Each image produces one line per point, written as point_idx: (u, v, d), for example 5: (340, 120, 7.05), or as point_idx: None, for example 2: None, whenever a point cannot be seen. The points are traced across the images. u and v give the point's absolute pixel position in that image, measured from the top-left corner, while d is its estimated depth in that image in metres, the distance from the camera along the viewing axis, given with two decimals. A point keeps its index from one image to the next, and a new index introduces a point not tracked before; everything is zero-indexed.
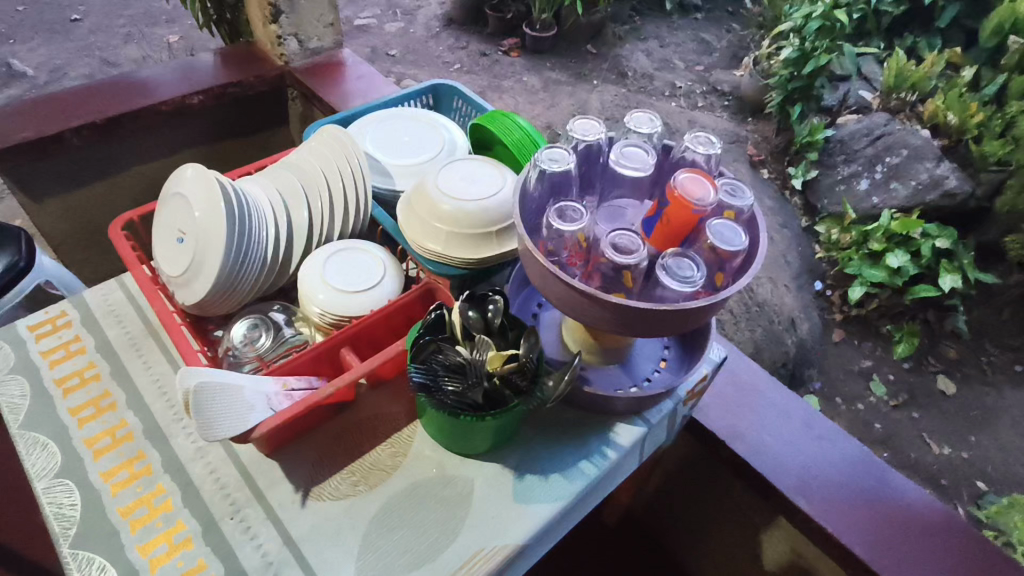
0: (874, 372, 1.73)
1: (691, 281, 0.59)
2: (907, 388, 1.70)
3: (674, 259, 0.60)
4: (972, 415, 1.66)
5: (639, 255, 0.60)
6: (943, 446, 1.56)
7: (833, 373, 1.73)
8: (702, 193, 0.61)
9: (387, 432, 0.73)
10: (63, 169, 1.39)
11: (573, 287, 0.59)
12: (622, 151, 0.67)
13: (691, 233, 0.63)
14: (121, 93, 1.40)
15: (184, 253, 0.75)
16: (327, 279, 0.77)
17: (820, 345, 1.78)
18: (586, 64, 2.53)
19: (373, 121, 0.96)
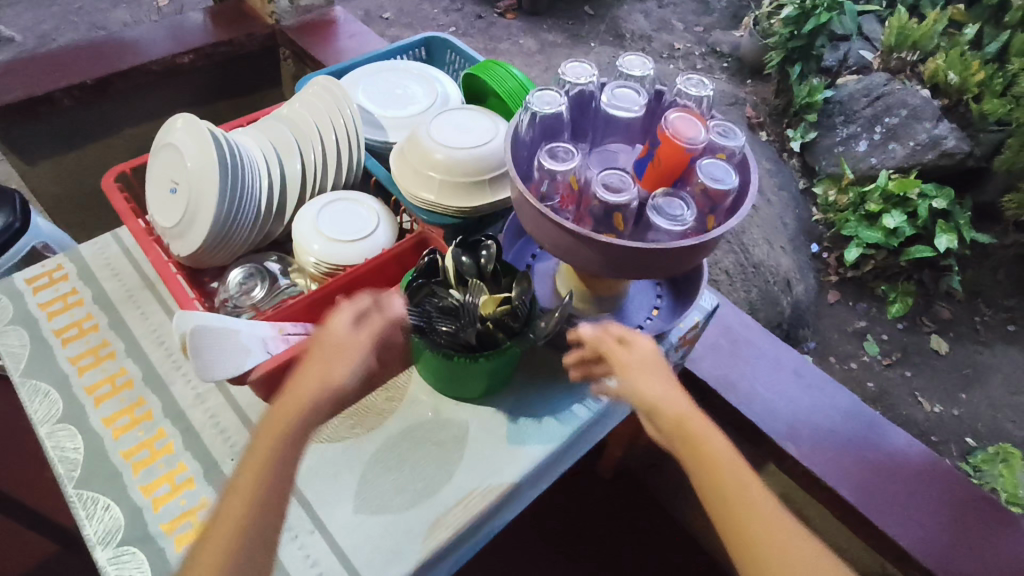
0: (868, 332, 1.75)
1: (681, 220, 0.59)
2: (900, 347, 1.72)
3: (665, 199, 0.60)
4: (963, 372, 1.68)
5: (630, 196, 0.60)
6: (934, 404, 1.59)
7: (828, 333, 1.75)
8: (693, 133, 0.61)
9: (355, 314, 0.61)
10: (54, 130, 1.38)
11: (564, 228, 0.59)
12: (614, 93, 0.67)
13: (683, 173, 0.63)
14: (110, 52, 1.38)
15: (177, 203, 0.75)
16: (321, 229, 0.77)
17: (816, 306, 1.79)
18: (583, 26, 2.49)
19: (365, 74, 0.94)
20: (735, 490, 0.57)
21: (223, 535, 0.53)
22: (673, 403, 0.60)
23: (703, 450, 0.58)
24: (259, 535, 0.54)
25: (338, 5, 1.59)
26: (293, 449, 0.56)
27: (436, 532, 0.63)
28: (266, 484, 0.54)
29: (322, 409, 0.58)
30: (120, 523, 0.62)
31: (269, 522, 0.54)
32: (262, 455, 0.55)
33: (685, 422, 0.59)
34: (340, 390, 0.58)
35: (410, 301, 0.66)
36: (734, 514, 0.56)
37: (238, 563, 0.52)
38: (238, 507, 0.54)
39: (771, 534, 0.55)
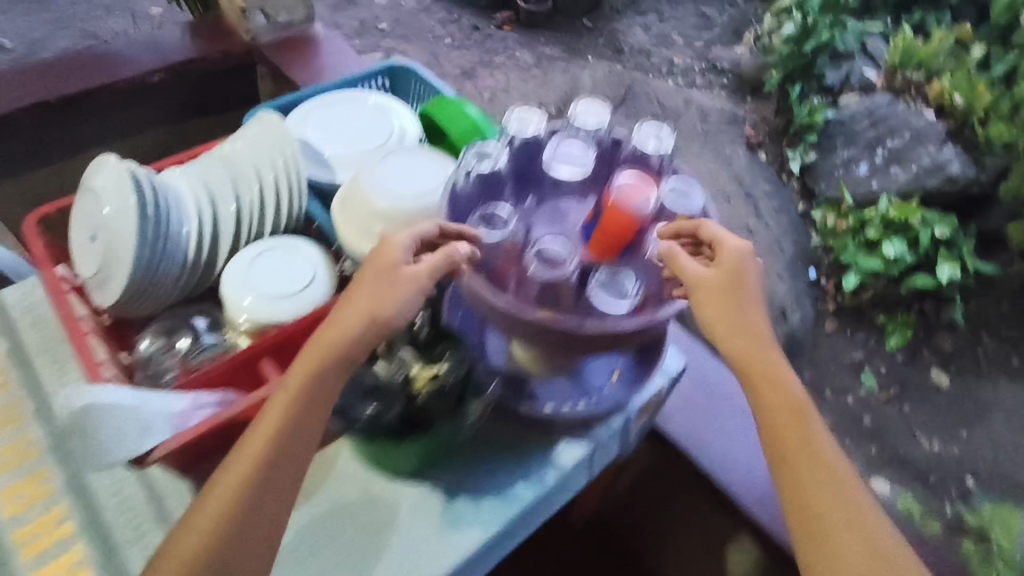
0: (865, 364, 1.67)
1: (627, 296, 0.56)
2: (898, 381, 1.64)
3: (611, 274, 0.57)
4: (964, 408, 1.59)
5: (564, 275, 0.56)
6: (933, 442, 1.53)
7: (825, 366, 1.69)
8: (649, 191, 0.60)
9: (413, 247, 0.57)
10: (17, 152, 1.29)
11: (497, 306, 0.55)
12: (559, 148, 0.62)
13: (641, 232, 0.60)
14: (78, 69, 1.31)
15: (96, 251, 0.69)
16: (253, 281, 0.72)
17: (811, 338, 1.71)
18: (580, 39, 2.42)
19: (319, 104, 0.88)
20: (788, 416, 0.55)
21: (243, 466, 0.53)
22: (749, 330, 0.56)
23: (763, 374, 0.56)
24: (281, 472, 0.53)
25: (319, 20, 1.48)
26: (329, 384, 0.55)
27: None
28: (296, 419, 0.54)
29: (363, 344, 0.56)
30: None
31: (295, 459, 0.54)
32: (295, 387, 0.55)
33: (753, 344, 0.56)
34: (383, 324, 0.56)
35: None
36: (778, 435, 0.55)
37: (258, 499, 0.52)
38: (264, 440, 0.54)
39: (809, 464, 0.54)
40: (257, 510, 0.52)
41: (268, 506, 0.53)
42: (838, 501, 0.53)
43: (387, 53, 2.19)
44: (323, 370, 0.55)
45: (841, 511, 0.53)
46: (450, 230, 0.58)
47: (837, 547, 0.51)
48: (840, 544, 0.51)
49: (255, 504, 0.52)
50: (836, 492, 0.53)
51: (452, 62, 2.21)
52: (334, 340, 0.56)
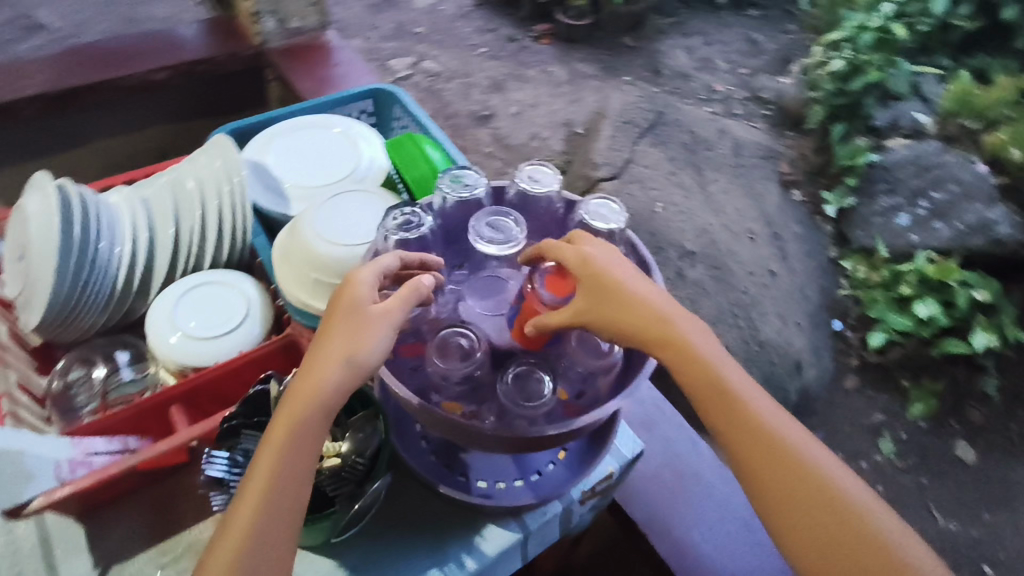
0: (885, 428, 1.48)
1: (540, 401, 0.52)
2: (918, 451, 1.45)
3: (524, 375, 0.54)
4: (988, 489, 1.41)
5: (475, 364, 0.52)
6: (949, 519, 1.36)
7: (839, 424, 1.48)
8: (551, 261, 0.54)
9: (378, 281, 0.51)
10: (17, 140, 1.28)
11: (399, 395, 0.52)
12: (490, 222, 0.57)
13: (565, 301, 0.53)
14: (84, 63, 1.29)
15: (20, 273, 0.67)
16: (179, 319, 0.69)
17: (828, 391, 1.51)
18: (620, 59, 2.10)
19: (288, 128, 0.85)
20: (730, 415, 0.48)
21: (222, 559, 0.44)
22: (670, 325, 0.49)
23: (701, 373, 0.49)
24: (265, 553, 0.44)
25: (333, 30, 1.48)
26: (311, 436, 0.47)
27: None
28: (276, 491, 0.46)
29: (342, 390, 0.48)
30: None
31: (281, 534, 0.45)
32: (270, 452, 0.46)
33: (679, 339, 0.49)
34: (360, 363, 0.48)
35: (222, 446, 0.57)
36: (734, 437, 0.48)
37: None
38: (244, 523, 0.45)
39: (775, 462, 0.47)
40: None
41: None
42: (812, 491, 0.47)
43: (417, 63, 1.90)
44: (300, 426, 0.47)
45: (822, 502, 0.47)
46: (411, 260, 0.55)
47: (823, 548, 0.46)
48: (831, 542, 0.46)
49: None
50: (809, 480, 0.47)
51: (481, 74, 1.92)
52: (311, 393, 0.47)
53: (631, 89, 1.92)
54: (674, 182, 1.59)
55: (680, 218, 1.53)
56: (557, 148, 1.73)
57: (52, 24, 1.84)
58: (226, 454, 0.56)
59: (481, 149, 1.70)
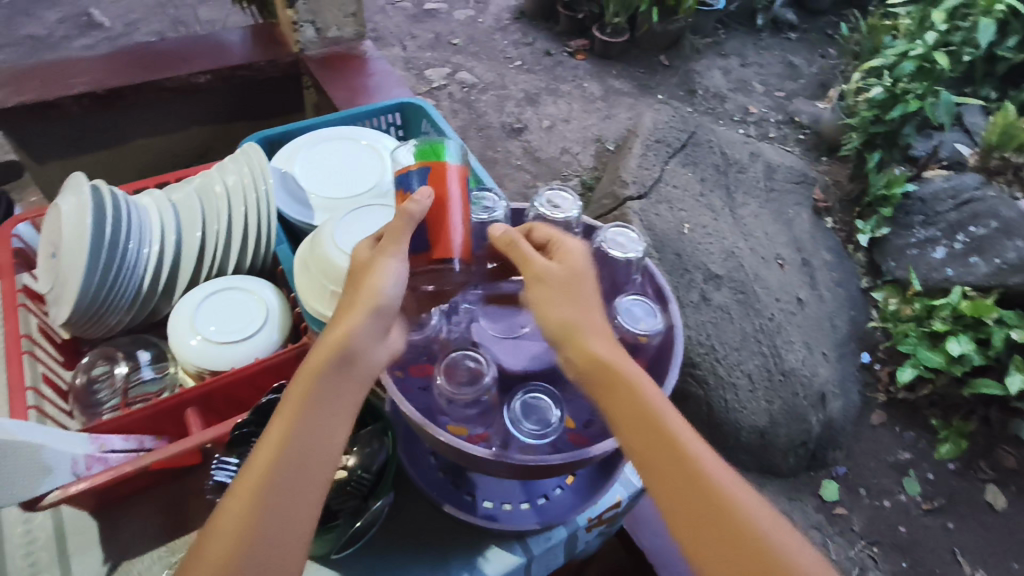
0: (910, 467, 1.44)
1: (548, 432, 0.52)
2: (946, 493, 1.40)
3: (532, 405, 0.54)
4: (1020, 538, 1.35)
5: (483, 389, 0.52)
6: (976, 568, 1.30)
7: (863, 460, 1.44)
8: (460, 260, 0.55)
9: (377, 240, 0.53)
10: (64, 134, 1.33)
11: (404, 413, 0.52)
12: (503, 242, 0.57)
13: (417, 253, 0.54)
14: (129, 63, 1.33)
15: (52, 270, 0.69)
16: (199, 324, 0.70)
17: (853, 425, 1.47)
18: (655, 77, 2.09)
19: (313, 140, 0.87)
20: (619, 395, 0.46)
21: (234, 517, 0.43)
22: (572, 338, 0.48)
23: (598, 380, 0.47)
24: (285, 508, 0.44)
25: (369, 39, 1.50)
26: (335, 383, 0.47)
27: None
28: (300, 434, 0.45)
29: (366, 335, 0.48)
30: None
31: (304, 487, 0.44)
32: (293, 405, 0.46)
33: (583, 348, 0.48)
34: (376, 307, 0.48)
35: (234, 452, 0.58)
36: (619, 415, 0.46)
37: (264, 543, 0.42)
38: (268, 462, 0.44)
39: (663, 457, 0.45)
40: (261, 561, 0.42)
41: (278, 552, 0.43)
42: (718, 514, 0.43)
43: (452, 74, 1.92)
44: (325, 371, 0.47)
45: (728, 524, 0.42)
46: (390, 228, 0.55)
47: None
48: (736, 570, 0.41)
49: (261, 543, 0.42)
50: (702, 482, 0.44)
51: (516, 86, 1.93)
52: (335, 341, 0.47)
53: (664, 106, 1.90)
54: (703, 204, 1.57)
55: (709, 240, 1.51)
56: (586, 164, 1.73)
57: (105, 23, 1.90)
58: (235, 462, 0.57)
59: (511, 162, 1.70)
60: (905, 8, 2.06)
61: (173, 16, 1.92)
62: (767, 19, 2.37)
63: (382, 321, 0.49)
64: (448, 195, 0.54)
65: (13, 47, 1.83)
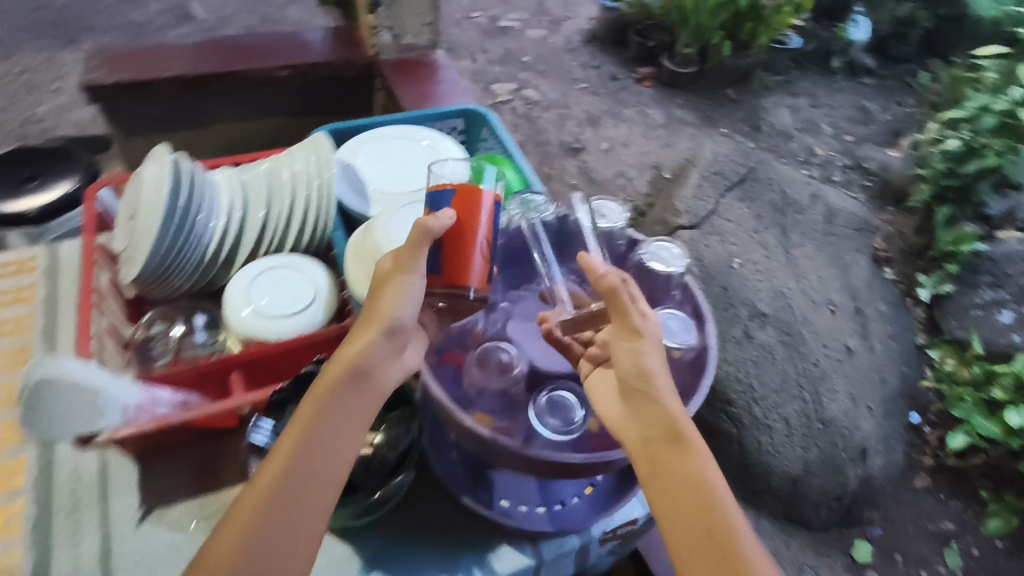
0: (954, 539, 1.36)
1: (571, 428, 0.56)
2: (991, 571, 1.32)
3: (556, 401, 0.58)
4: None
5: (511, 380, 0.58)
6: None
7: (901, 524, 1.38)
8: (476, 288, 0.57)
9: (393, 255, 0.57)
10: (155, 113, 1.43)
11: (434, 395, 0.55)
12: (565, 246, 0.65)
13: (434, 276, 0.57)
14: (218, 53, 1.42)
15: (129, 232, 0.74)
16: (253, 295, 0.74)
17: (895, 487, 1.40)
18: (720, 109, 2.08)
19: (375, 138, 0.91)
20: (676, 461, 0.47)
21: (254, 496, 0.47)
22: (651, 390, 0.50)
23: (670, 436, 0.48)
24: (301, 495, 0.47)
25: (442, 49, 1.55)
26: (353, 393, 0.51)
27: None
28: (318, 432, 0.49)
29: (380, 353, 0.53)
30: None
31: (321, 480, 0.48)
32: (310, 408, 0.50)
33: (660, 403, 0.50)
34: (393, 326, 0.54)
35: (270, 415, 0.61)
36: (675, 485, 0.47)
37: (273, 526, 0.46)
38: (286, 455, 0.48)
39: (706, 535, 0.45)
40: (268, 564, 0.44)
41: (287, 556, 0.45)
42: None
43: (518, 90, 1.96)
44: (344, 380, 0.51)
45: None
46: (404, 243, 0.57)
47: None
48: None
49: (273, 524, 0.46)
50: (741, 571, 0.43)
51: (579, 107, 1.96)
52: (351, 357, 0.52)
53: (730, 134, 1.86)
54: (756, 241, 1.54)
55: (758, 278, 1.47)
56: (641, 189, 1.73)
57: (201, 16, 2.03)
58: (272, 423, 0.60)
59: (566, 180, 1.72)
60: (993, 61, 1.99)
61: (264, 14, 2.03)
62: (843, 62, 2.32)
63: (396, 340, 0.54)
64: (475, 220, 0.56)
65: (118, 31, 1.98)
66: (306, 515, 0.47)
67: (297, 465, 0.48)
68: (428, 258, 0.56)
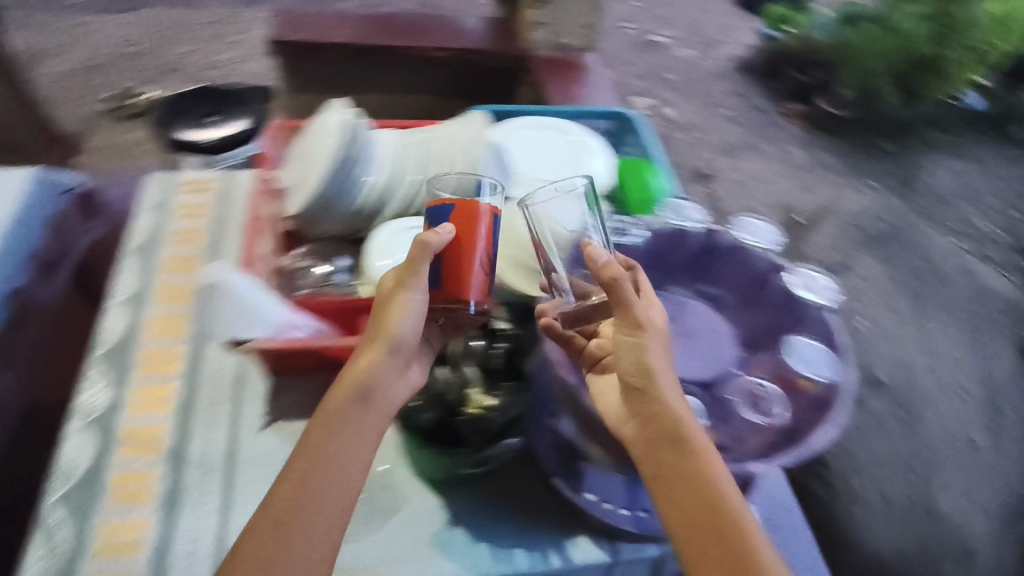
0: None
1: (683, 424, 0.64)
2: None
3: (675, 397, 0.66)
4: None
5: None
6: None
7: None
8: (477, 302, 0.63)
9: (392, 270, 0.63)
10: (323, 74, 1.55)
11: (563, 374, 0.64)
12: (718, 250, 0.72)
13: (436, 291, 0.62)
14: (389, 28, 1.53)
15: (297, 172, 0.83)
16: (393, 249, 0.80)
17: None
18: (871, 162, 1.81)
19: (526, 125, 0.95)
20: (677, 458, 0.54)
21: (273, 509, 0.53)
22: (655, 393, 0.57)
23: (672, 437, 0.55)
24: (318, 503, 0.53)
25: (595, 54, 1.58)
26: (362, 411, 0.57)
27: None
28: (331, 447, 0.55)
29: (386, 369, 0.59)
30: (108, 403, 0.76)
31: (337, 489, 0.54)
32: (320, 428, 0.56)
33: (661, 404, 0.56)
34: (395, 339, 0.59)
35: None
36: (678, 477, 0.54)
37: (293, 534, 0.52)
38: (301, 472, 0.54)
39: (708, 518, 0.52)
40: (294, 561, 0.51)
41: (312, 555, 0.52)
42: (740, 558, 0.51)
43: (658, 106, 1.94)
44: (353, 399, 0.57)
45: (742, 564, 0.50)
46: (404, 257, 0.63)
47: None
48: None
49: (294, 533, 0.52)
50: (737, 547, 0.51)
51: (716, 134, 1.89)
52: (356, 378, 0.58)
53: (885, 185, 1.74)
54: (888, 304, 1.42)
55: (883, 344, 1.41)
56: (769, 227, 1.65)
57: None
58: None
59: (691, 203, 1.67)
60: None
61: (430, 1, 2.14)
62: None
63: (398, 355, 0.60)
64: (473, 238, 0.61)
65: None
66: (323, 523, 0.53)
67: (310, 479, 0.54)
68: (428, 272, 0.61)
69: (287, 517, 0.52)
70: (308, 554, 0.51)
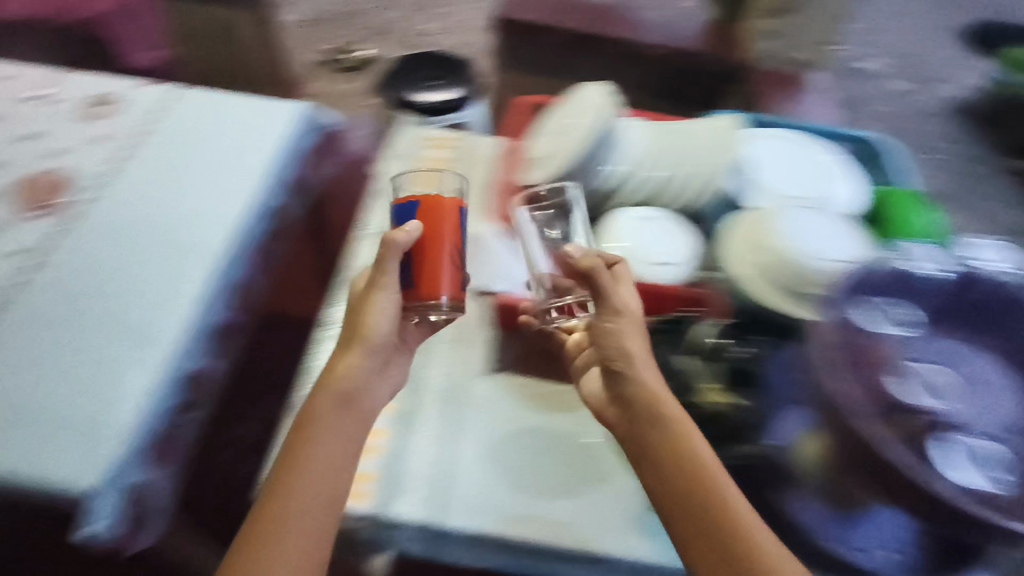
0: None
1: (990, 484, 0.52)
2: None
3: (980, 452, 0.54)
4: None
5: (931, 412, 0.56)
6: None
7: None
8: (446, 298, 0.70)
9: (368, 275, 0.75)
10: (537, 56, 1.60)
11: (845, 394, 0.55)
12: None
13: (410, 291, 0.71)
14: (606, 20, 1.55)
15: (545, 145, 0.88)
16: (624, 234, 0.82)
17: None
18: None
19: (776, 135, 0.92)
20: (654, 419, 0.63)
21: (271, 505, 0.61)
22: (629, 361, 0.67)
23: (648, 400, 0.64)
24: (312, 491, 0.62)
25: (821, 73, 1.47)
26: (341, 417, 0.67)
27: (518, 525, 0.67)
28: (315, 448, 0.64)
29: (363, 370, 0.71)
30: None
31: (323, 482, 0.63)
32: (300, 435, 0.65)
33: (636, 371, 0.66)
34: (374, 330, 0.71)
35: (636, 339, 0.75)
36: (653, 439, 0.62)
37: (287, 525, 0.60)
38: (286, 478, 0.63)
39: (682, 472, 0.59)
40: (291, 540, 0.60)
41: (310, 534, 0.60)
42: (707, 503, 0.56)
43: None
44: (336, 404, 0.68)
45: (713, 505, 0.56)
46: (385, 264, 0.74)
47: (716, 547, 0.54)
48: (719, 548, 0.54)
49: (292, 519, 0.60)
50: (705, 496, 0.57)
51: None
52: (337, 386, 0.69)
53: None
54: None
55: None
56: None
57: None
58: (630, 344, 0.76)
59: None
60: None
61: None
62: None
63: (373, 352, 0.72)
64: (438, 234, 0.69)
65: None
66: (317, 507, 0.62)
67: (302, 471, 0.63)
68: (401, 266, 0.70)
69: (283, 508, 0.61)
70: (304, 534, 0.60)
